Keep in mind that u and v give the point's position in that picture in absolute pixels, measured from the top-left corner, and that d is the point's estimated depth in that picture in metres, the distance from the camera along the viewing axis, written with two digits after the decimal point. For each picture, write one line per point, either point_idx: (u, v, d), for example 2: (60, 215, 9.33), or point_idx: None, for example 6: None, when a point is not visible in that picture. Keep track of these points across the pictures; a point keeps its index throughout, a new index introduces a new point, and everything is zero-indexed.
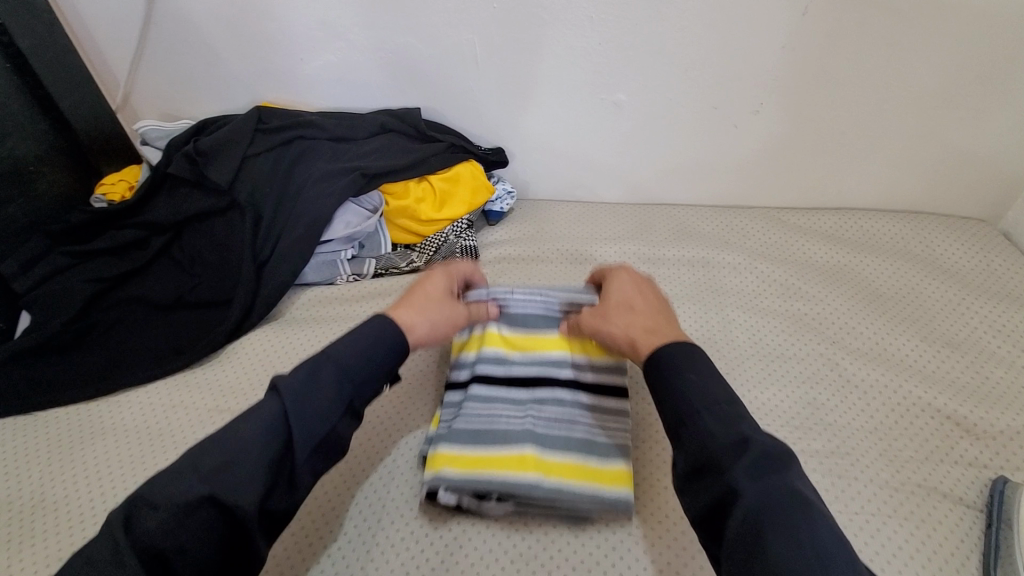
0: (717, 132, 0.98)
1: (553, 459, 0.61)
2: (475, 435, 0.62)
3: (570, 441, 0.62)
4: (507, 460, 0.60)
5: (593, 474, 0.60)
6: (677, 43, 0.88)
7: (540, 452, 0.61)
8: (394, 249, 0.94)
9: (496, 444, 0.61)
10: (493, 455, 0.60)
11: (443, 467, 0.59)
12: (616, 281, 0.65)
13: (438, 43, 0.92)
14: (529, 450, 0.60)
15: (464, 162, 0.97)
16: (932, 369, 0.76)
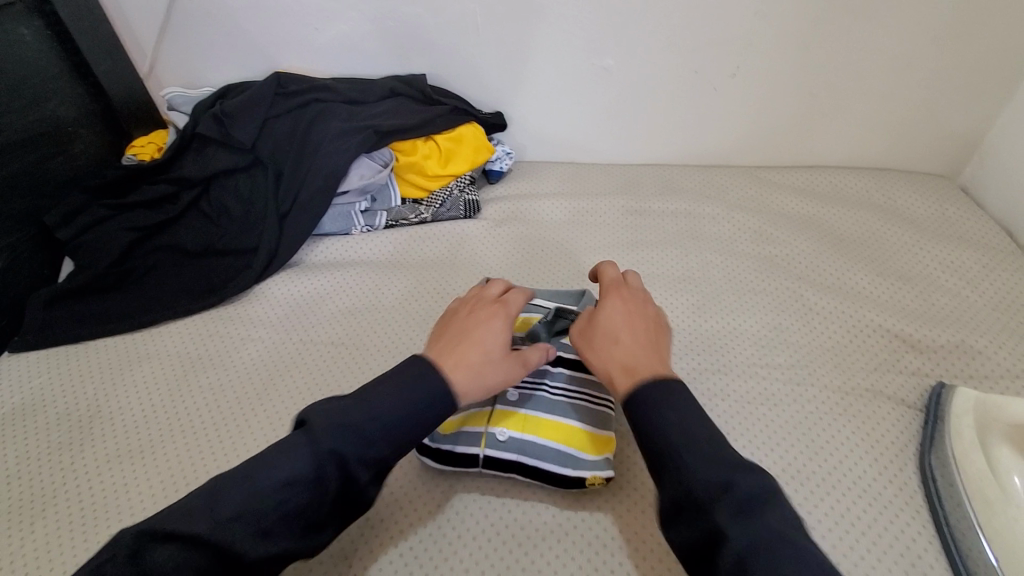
0: (699, 95, 1.06)
1: (536, 418, 0.64)
2: None
3: (550, 405, 0.65)
4: (485, 417, 0.64)
5: (570, 437, 0.63)
6: (660, 12, 0.97)
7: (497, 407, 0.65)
8: (404, 203, 1.03)
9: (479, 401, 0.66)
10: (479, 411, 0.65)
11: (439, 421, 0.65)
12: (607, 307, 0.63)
13: (443, 13, 1.01)
14: (507, 410, 0.64)
15: (467, 124, 1.06)
16: (887, 299, 0.86)
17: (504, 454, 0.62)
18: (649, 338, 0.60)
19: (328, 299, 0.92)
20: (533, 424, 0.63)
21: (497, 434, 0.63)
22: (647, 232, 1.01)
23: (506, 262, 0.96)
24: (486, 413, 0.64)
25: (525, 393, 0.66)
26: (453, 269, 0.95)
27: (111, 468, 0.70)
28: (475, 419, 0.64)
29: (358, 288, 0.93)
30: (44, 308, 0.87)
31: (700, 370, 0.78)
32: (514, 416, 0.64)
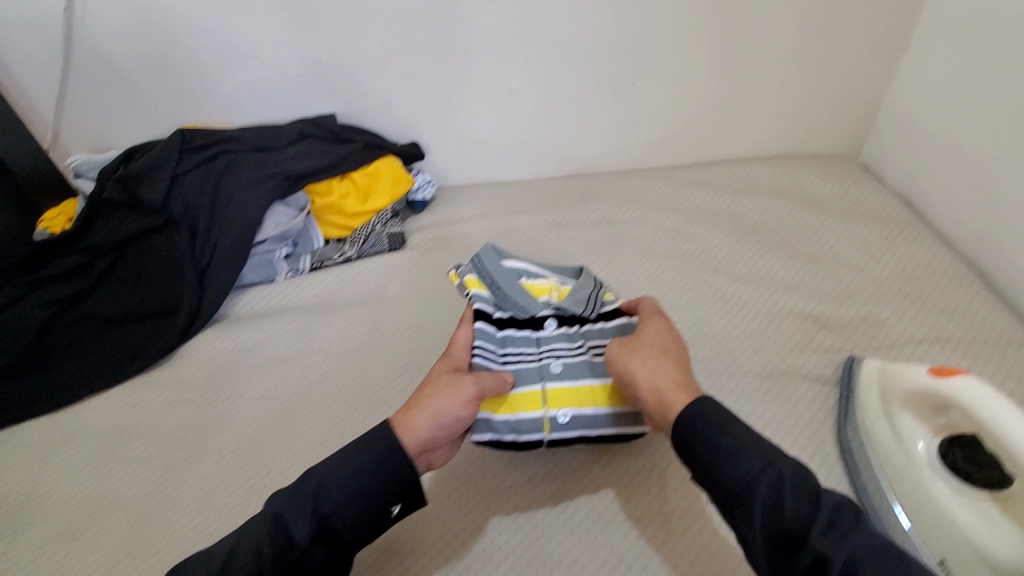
0: (604, 105, 1.10)
1: (576, 391, 0.67)
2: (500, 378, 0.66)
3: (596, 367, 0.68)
4: (529, 400, 0.66)
5: (618, 400, 0.67)
6: (553, 29, 1.00)
7: (548, 385, 0.67)
8: (327, 243, 1.03)
9: (518, 384, 0.66)
10: (518, 395, 0.66)
11: (485, 411, 0.65)
12: (648, 329, 0.65)
13: (342, 53, 1.02)
14: (557, 388, 0.66)
15: (382, 158, 1.06)
16: (799, 282, 0.90)
17: (570, 432, 0.66)
18: (683, 364, 0.62)
19: (255, 351, 0.91)
20: (589, 399, 0.66)
21: (561, 416, 0.66)
22: (570, 244, 1.02)
23: (433, 291, 0.96)
24: (540, 394, 0.66)
25: (563, 363, 0.68)
26: (381, 304, 0.95)
27: (38, 557, 0.67)
28: (530, 403, 0.66)
29: (286, 336, 0.92)
30: None
31: None
32: (569, 391, 0.67)
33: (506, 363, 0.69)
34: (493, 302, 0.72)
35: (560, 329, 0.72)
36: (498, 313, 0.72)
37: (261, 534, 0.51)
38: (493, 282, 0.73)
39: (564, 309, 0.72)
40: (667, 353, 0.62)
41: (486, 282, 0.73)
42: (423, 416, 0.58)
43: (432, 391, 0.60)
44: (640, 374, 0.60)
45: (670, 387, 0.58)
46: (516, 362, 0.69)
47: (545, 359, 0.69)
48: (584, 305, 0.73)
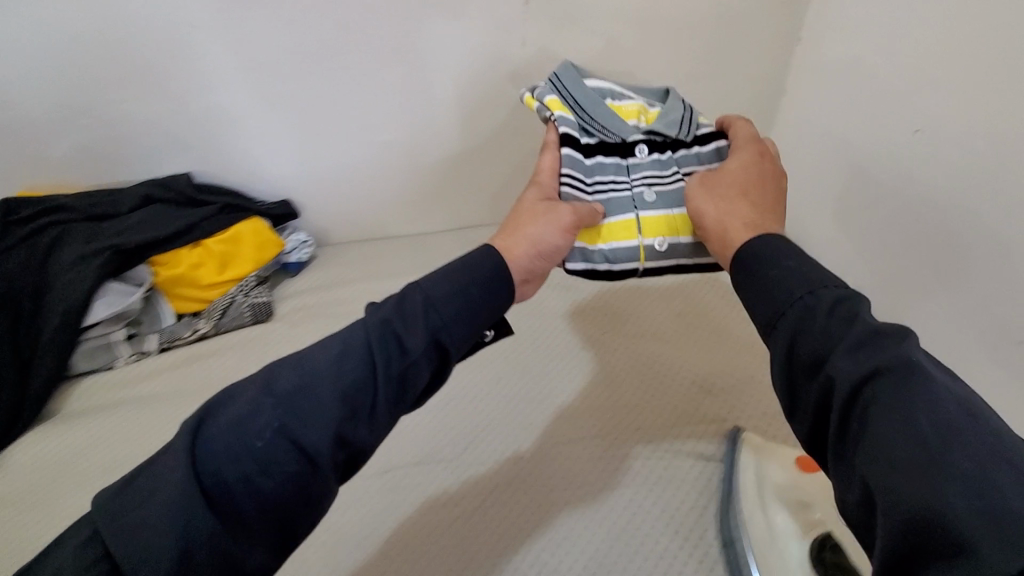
0: (488, 155, 1.03)
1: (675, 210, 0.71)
2: (624, 246, 0.70)
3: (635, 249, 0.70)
4: (652, 228, 0.71)
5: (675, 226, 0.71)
6: (422, 79, 0.93)
7: (641, 214, 0.71)
8: (178, 319, 0.93)
9: (619, 211, 0.71)
10: (635, 221, 0.70)
11: (595, 242, 0.70)
12: (732, 160, 0.66)
13: (190, 109, 0.92)
14: (650, 216, 0.71)
15: (244, 220, 0.96)
16: (689, 339, 0.86)
17: (668, 259, 0.71)
18: (767, 193, 0.63)
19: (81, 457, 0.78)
20: (660, 228, 0.71)
21: (656, 244, 0.71)
22: None
23: None
24: (634, 221, 0.70)
25: (664, 191, 0.71)
26: (236, 390, 0.84)
27: None
28: (625, 233, 0.70)
29: (120, 436, 0.79)
30: None
31: (502, 462, 0.72)
32: (659, 219, 0.71)
33: (595, 192, 0.71)
34: (579, 126, 0.73)
35: (651, 156, 0.74)
36: (584, 180, 0.71)
37: (282, 412, 0.45)
38: (577, 107, 0.74)
39: (656, 132, 0.73)
40: (745, 191, 0.62)
41: (568, 103, 0.73)
42: (538, 231, 0.63)
43: (528, 218, 0.64)
44: (713, 212, 0.62)
45: (733, 223, 0.59)
46: (614, 192, 0.71)
47: (641, 189, 0.72)
48: (676, 128, 0.73)
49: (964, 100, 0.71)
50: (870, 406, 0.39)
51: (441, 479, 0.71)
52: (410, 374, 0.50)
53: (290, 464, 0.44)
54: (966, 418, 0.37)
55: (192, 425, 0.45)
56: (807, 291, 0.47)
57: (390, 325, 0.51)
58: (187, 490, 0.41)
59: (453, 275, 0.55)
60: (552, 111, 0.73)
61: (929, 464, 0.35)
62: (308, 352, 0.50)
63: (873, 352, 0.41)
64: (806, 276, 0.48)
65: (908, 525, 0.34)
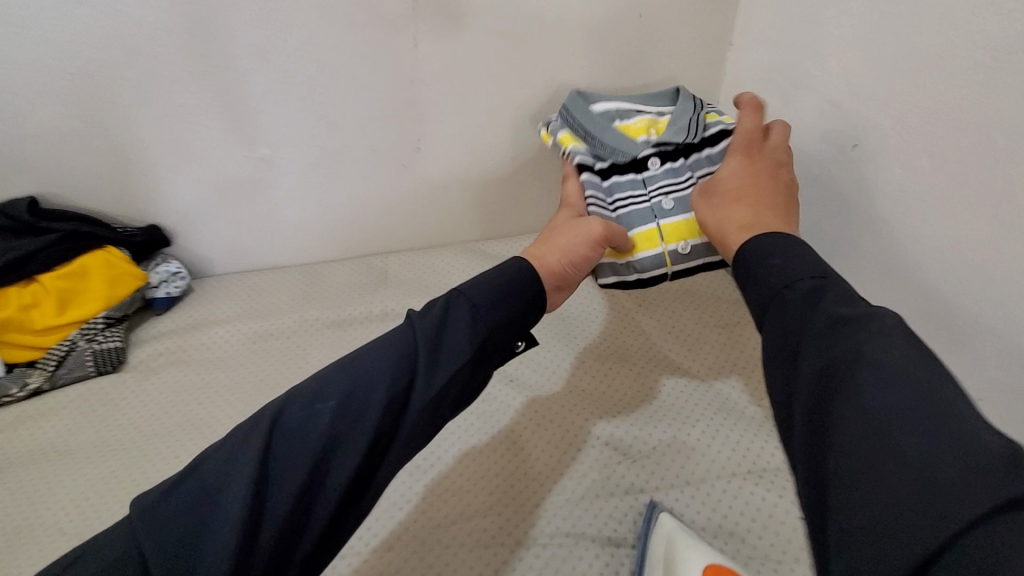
0: (389, 174, 0.91)
1: None
2: (651, 261, 0.67)
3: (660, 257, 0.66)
4: (678, 232, 0.66)
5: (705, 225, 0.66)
6: (301, 87, 0.81)
7: (661, 222, 0.67)
8: (4, 371, 0.76)
9: (634, 225, 0.67)
10: (659, 231, 0.66)
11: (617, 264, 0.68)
12: (725, 164, 0.59)
13: (22, 121, 0.77)
14: (679, 219, 0.66)
15: (92, 250, 0.82)
16: (609, 380, 0.74)
17: (700, 261, 0.67)
18: (781, 198, 0.55)
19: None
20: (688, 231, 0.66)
21: (681, 249, 0.66)
22: (344, 351, 0.82)
23: (139, 435, 0.73)
24: (655, 231, 0.66)
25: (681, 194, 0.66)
26: (58, 464, 0.69)
27: None
28: (649, 243, 0.66)
29: None
30: None
31: (367, 558, 0.58)
32: (682, 224, 0.66)
33: (615, 211, 0.68)
34: (591, 155, 0.70)
35: (663, 166, 0.68)
36: (603, 199, 0.68)
37: (339, 419, 0.43)
38: (584, 134, 0.70)
39: (666, 142, 0.68)
40: (740, 196, 0.55)
41: (579, 135, 0.71)
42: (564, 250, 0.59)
43: (562, 231, 0.62)
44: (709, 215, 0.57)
45: (731, 224, 0.54)
46: (629, 206, 0.68)
47: (657, 197, 0.67)
48: (687, 132, 0.67)
49: (907, 109, 0.60)
50: (833, 391, 0.36)
51: None
52: (444, 395, 0.47)
53: (332, 477, 0.42)
54: (926, 388, 0.34)
55: (270, 426, 0.43)
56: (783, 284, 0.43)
57: (430, 334, 0.48)
58: (237, 491, 0.40)
59: (495, 282, 0.52)
60: (563, 148, 0.72)
61: (880, 440, 0.33)
62: (361, 352, 0.47)
63: (836, 335, 0.38)
64: (788, 270, 0.44)
65: (914, 488, 0.31)
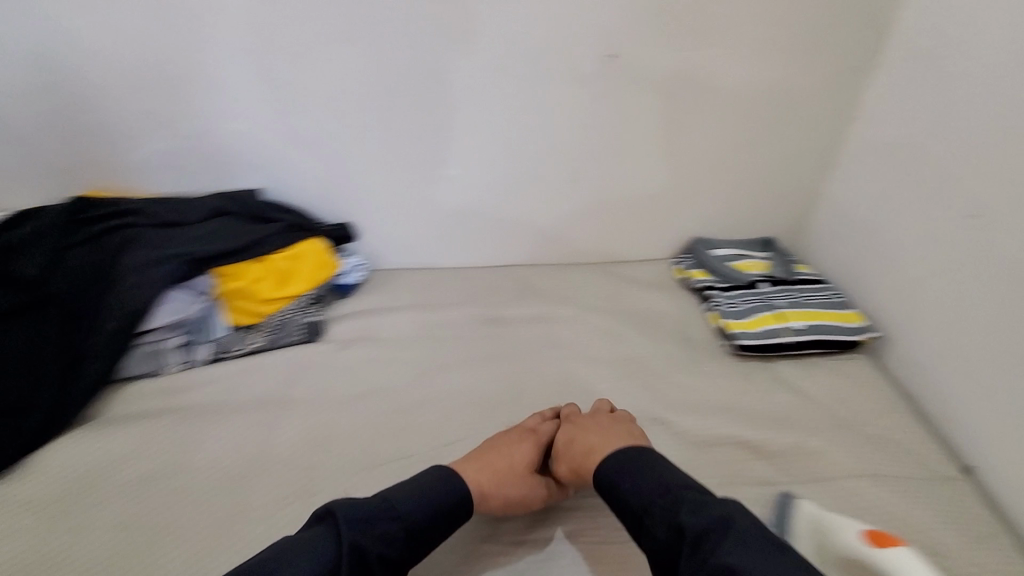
0: (544, 200, 1.07)
1: (805, 310, 0.98)
2: (772, 332, 0.94)
3: (778, 330, 0.95)
4: (789, 316, 0.96)
5: (810, 316, 0.97)
6: (495, 121, 0.97)
7: (777, 310, 0.97)
8: (232, 330, 0.92)
9: (757, 310, 0.98)
10: (771, 313, 0.97)
11: (749, 330, 0.94)
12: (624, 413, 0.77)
13: (270, 128, 0.95)
14: (788, 310, 0.97)
15: (305, 240, 0.99)
16: (718, 404, 0.86)
17: (805, 335, 0.94)
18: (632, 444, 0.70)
19: (116, 468, 0.75)
20: (797, 317, 0.96)
21: (795, 327, 0.95)
22: (502, 345, 0.96)
23: (343, 394, 0.87)
24: (773, 315, 0.97)
25: (780, 294, 1.01)
26: (280, 411, 0.83)
27: None
28: (767, 320, 0.96)
29: (163, 442, 0.79)
30: None
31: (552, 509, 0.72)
32: (794, 313, 0.97)
33: (735, 299, 1.01)
34: (716, 276, 1.06)
35: (767, 285, 1.04)
36: (722, 285, 1.04)
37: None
38: (705, 261, 1.09)
39: (770, 275, 1.05)
40: (581, 443, 0.71)
41: (708, 270, 1.07)
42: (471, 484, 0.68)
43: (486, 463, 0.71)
44: (558, 447, 0.74)
45: (636, 435, 0.72)
46: (747, 298, 1.00)
47: (761, 291, 1.02)
48: (782, 270, 1.07)
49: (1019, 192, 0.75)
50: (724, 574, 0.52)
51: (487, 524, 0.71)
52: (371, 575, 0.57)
53: None
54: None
55: None
56: (642, 511, 0.61)
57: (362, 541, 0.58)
58: None
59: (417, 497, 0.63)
60: (694, 277, 1.07)
61: None
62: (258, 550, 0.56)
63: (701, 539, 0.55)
64: (647, 493, 0.62)
65: None
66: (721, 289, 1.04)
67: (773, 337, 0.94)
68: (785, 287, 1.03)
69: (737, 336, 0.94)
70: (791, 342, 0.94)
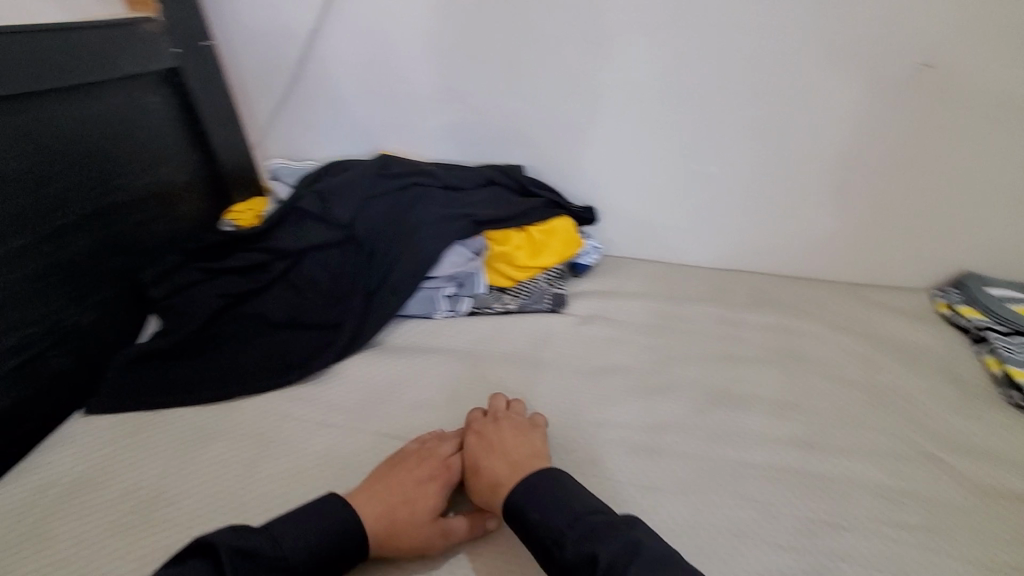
0: (797, 210, 1.04)
1: None
2: None
3: None
4: None
5: None
6: (767, 125, 0.97)
7: None
8: (489, 290, 1.01)
9: None
10: None
11: None
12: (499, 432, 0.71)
13: (547, 112, 1.03)
14: None
15: (559, 217, 1.05)
16: (999, 457, 0.78)
17: None
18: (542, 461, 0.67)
19: (401, 390, 0.86)
20: None
21: None
22: (743, 346, 0.94)
23: (590, 361, 0.91)
24: None
25: None
26: (535, 368, 0.90)
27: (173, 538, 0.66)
28: None
29: (439, 373, 0.88)
30: (123, 371, 0.86)
31: (818, 518, 0.70)
32: None
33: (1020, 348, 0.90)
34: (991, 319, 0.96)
35: None
36: (1003, 330, 0.94)
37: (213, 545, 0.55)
38: (975, 300, 0.98)
39: None
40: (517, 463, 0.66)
41: (981, 309, 0.97)
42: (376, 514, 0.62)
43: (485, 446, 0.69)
44: (466, 468, 0.69)
45: (540, 453, 0.68)
46: None
47: None
48: None
49: None
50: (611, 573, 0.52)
51: (751, 516, 0.69)
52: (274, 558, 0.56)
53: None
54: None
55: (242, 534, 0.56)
56: (551, 541, 0.57)
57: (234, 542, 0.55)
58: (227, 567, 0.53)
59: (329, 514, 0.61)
60: (965, 316, 0.98)
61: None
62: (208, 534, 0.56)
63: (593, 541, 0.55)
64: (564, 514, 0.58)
65: None
66: (1002, 334, 0.94)
67: None
68: None
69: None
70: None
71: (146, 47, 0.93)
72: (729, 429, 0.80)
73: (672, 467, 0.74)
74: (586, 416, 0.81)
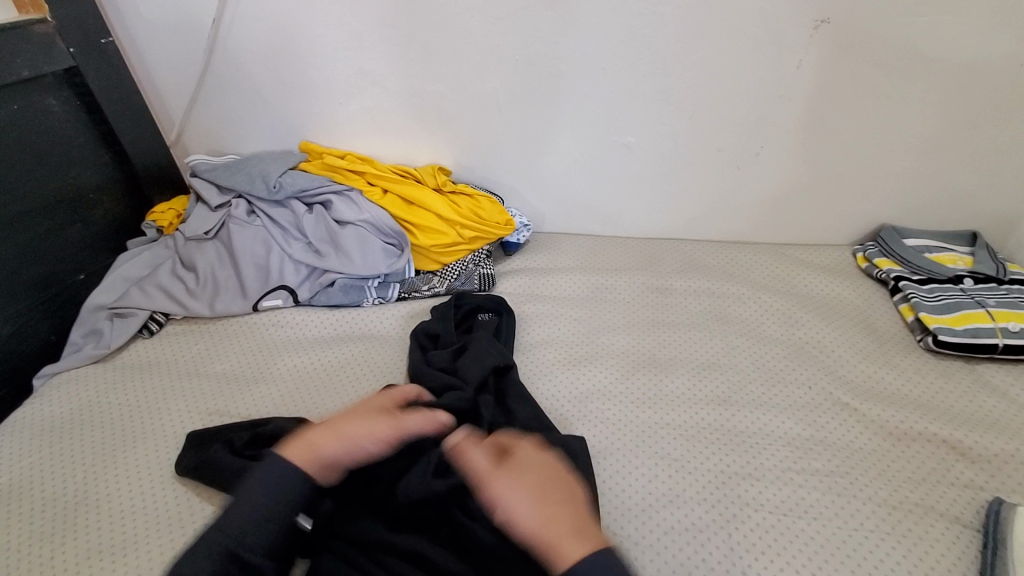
0: (720, 172, 1.04)
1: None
2: (976, 330, 0.86)
3: (992, 329, 0.86)
4: (1003, 315, 0.88)
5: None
6: (682, 93, 0.96)
7: (989, 308, 0.89)
8: (417, 275, 1.02)
9: (962, 308, 0.90)
10: (981, 313, 0.88)
11: (945, 325, 0.88)
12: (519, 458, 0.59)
13: (463, 92, 1.01)
14: (1003, 309, 0.88)
15: (484, 195, 1.07)
16: (906, 397, 0.82)
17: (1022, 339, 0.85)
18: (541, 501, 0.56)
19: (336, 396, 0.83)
20: (1008, 316, 0.87)
21: (1011, 327, 0.86)
22: (668, 311, 0.96)
23: (526, 333, 0.92)
24: (987, 313, 0.88)
25: (994, 297, 0.91)
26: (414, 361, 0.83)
27: (94, 548, 0.66)
28: (980, 317, 0.88)
29: (367, 358, 0.89)
30: (50, 396, 0.85)
31: (733, 470, 0.72)
32: (1008, 312, 0.88)
33: (931, 295, 0.94)
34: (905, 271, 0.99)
35: (975, 285, 0.95)
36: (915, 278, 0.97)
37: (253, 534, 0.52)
38: (889, 251, 1.02)
39: (980, 272, 0.96)
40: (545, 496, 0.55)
41: (895, 259, 1.00)
42: (333, 438, 0.59)
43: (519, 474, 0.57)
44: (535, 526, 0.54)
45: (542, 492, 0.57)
46: (943, 295, 0.93)
47: (961, 288, 0.94)
48: (997, 270, 0.96)
49: None
50: None
51: (667, 475, 0.71)
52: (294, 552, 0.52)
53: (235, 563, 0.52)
54: None
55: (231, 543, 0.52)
56: None
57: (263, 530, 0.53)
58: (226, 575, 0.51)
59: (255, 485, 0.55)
60: (880, 268, 1.01)
61: None
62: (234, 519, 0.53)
63: None
64: None
65: None
66: (914, 281, 0.97)
67: (984, 339, 0.85)
68: (991, 287, 0.94)
69: (936, 331, 0.87)
70: (1004, 346, 0.85)
71: (43, 51, 0.90)
72: (653, 391, 0.82)
73: (594, 431, 0.76)
74: (527, 385, 0.83)
